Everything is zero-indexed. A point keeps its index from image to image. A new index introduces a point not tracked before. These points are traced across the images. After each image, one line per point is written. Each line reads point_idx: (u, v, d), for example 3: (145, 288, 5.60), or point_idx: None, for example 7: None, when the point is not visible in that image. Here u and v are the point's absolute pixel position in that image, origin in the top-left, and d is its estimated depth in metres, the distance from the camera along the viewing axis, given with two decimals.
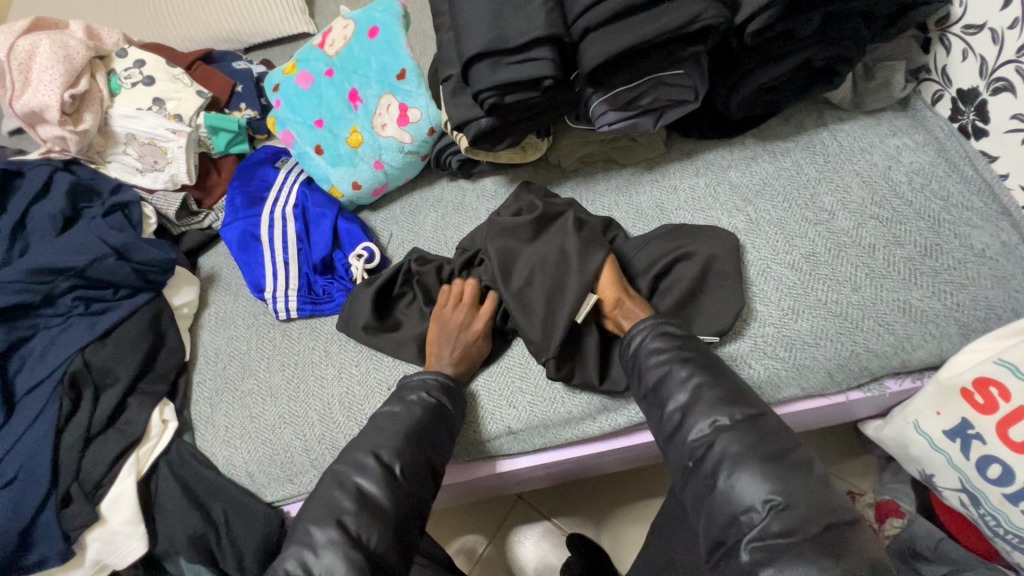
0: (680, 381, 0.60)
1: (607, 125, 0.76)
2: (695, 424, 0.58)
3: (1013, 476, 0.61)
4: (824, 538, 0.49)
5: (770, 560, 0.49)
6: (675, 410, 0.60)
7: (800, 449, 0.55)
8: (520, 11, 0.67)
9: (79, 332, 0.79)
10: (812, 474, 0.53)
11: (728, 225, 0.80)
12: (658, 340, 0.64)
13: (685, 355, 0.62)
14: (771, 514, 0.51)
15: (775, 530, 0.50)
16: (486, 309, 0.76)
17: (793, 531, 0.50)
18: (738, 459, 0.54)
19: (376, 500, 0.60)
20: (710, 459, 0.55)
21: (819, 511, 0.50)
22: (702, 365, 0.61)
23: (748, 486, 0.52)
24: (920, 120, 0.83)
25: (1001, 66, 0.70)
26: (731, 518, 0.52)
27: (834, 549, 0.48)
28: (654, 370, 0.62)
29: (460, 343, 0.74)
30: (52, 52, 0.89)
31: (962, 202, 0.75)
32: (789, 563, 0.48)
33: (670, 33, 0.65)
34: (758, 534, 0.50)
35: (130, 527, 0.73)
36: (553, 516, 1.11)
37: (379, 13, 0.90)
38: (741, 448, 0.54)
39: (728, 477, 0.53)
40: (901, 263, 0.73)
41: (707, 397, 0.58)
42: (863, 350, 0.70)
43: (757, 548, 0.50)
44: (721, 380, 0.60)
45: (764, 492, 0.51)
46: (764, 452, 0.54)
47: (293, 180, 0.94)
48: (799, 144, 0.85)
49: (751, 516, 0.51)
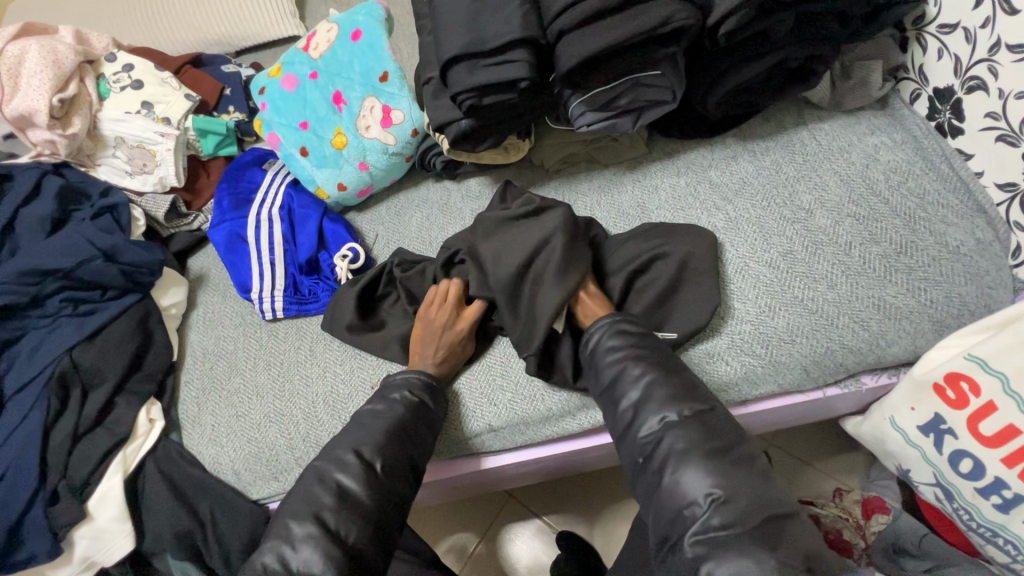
0: (633, 379, 0.61)
1: (586, 126, 0.77)
2: (646, 420, 0.59)
3: (984, 470, 0.62)
4: (762, 530, 0.50)
5: (710, 554, 0.50)
6: (628, 407, 0.60)
7: (744, 444, 0.56)
8: (496, 14, 0.68)
9: (67, 332, 0.80)
10: (753, 468, 0.54)
11: (708, 224, 0.81)
12: (614, 338, 0.65)
13: (640, 352, 0.63)
14: (713, 508, 0.51)
15: (715, 524, 0.51)
16: (472, 312, 0.76)
17: (731, 525, 0.50)
18: (683, 455, 0.55)
19: (355, 495, 0.61)
20: (657, 456, 0.56)
21: (760, 503, 0.51)
22: (656, 362, 0.62)
23: (691, 481, 0.53)
24: (899, 119, 0.84)
25: (974, 65, 0.70)
26: (675, 513, 0.53)
27: (771, 541, 0.49)
28: (610, 368, 0.63)
29: (443, 343, 0.75)
30: (41, 57, 0.91)
31: (938, 200, 0.76)
32: (728, 557, 0.49)
33: (644, 34, 0.66)
34: (700, 528, 0.51)
35: (117, 525, 0.74)
36: (543, 514, 1.12)
37: (362, 16, 0.91)
38: (686, 445, 0.55)
39: (673, 473, 0.55)
40: (877, 261, 0.73)
41: (658, 394, 0.59)
42: (838, 347, 0.71)
43: (699, 543, 0.51)
44: (672, 377, 0.60)
45: (706, 486, 0.53)
46: (708, 447, 0.55)
47: (279, 182, 0.95)
48: (779, 143, 0.86)
49: (694, 510, 0.52)
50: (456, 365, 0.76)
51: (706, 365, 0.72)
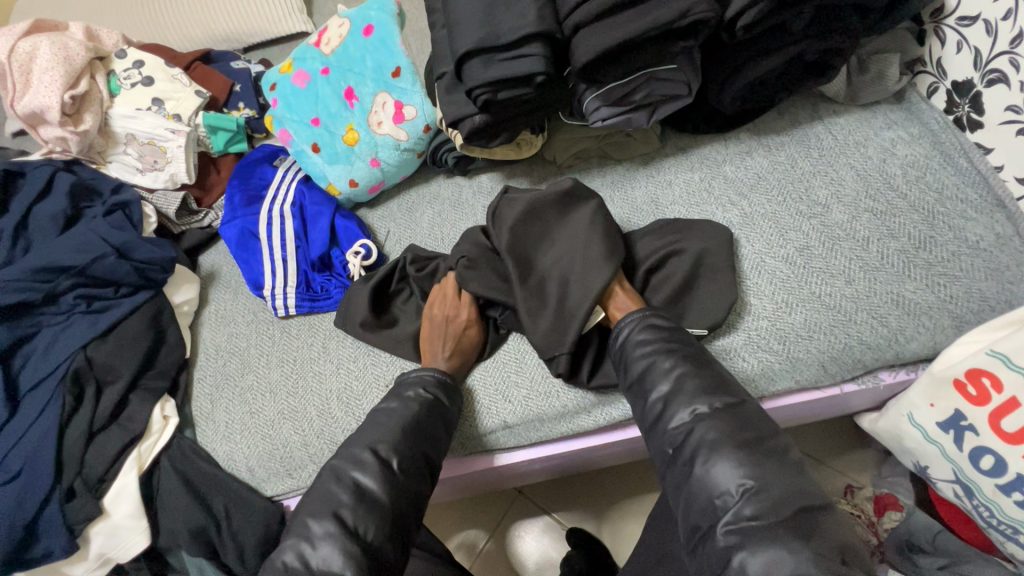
0: (663, 372, 0.61)
1: (600, 121, 0.77)
2: (676, 412, 0.58)
3: (1006, 466, 0.61)
4: (796, 522, 0.49)
5: (742, 544, 0.49)
6: (657, 400, 0.60)
7: (778, 437, 0.55)
8: (511, 8, 0.67)
9: (81, 330, 0.80)
10: (786, 461, 0.53)
11: (723, 220, 0.80)
12: (644, 332, 0.65)
13: (670, 346, 0.63)
14: (745, 498, 0.51)
15: (748, 514, 0.50)
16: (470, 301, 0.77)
17: (764, 515, 0.50)
18: (714, 446, 0.54)
19: (372, 492, 0.61)
20: (688, 446, 0.56)
21: (794, 493, 0.51)
22: (687, 356, 0.62)
23: (723, 472, 0.53)
24: (915, 113, 0.83)
25: (994, 58, 0.69)
26: (708, 502, 0.53)
27: (805, 532, 0.48)
28: (640, 361, 0.63)
29: (450, 334, 0.75)
30: (52, 54, 0.90)
31: (957, 194, 0.75)
32: (761, 545, 0.48)
33: (660, 28, 0.65)
34: (732, 518, 0.51)
35: (132, 521, 0.74)
36: (553, 511, 1.12)
37: (374, 11, 0.90)
38: (718, 435, 0.55)
39: (704, 464, 0.54)
40: (895, 256, 0.73)
41: (689, 387, 0.59)
42: (856, 343, 0.70)
43: (732, 532, 0.50)
44: (703, 370, 0.60)
45: (738, 476, 0.52)
46: (740, 439, 0.54)
47: (291, 179, 0.95)
48: (793, 137, 0.85)
49: (726, 500, 0.52)
50: (468, 359, 0.77)
51: (722, 361, 0.72)
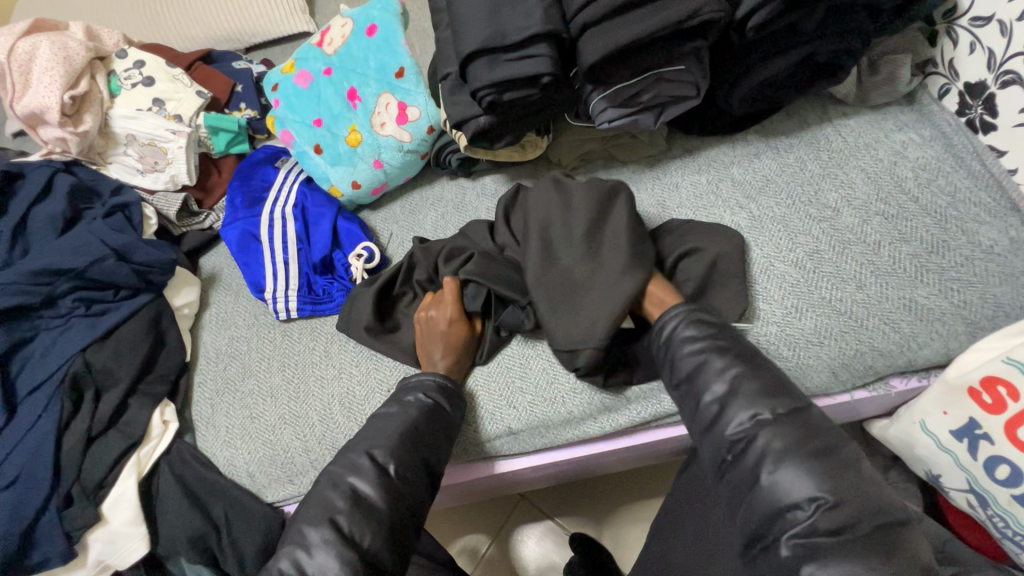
0: (717, 371, 0.58)
1: (606, 123, 0.75)
2: (734, 416, 0.55)
3: (1023, 477, 0.60)
4: (875, 539, 0.47)
5: (810, 558, 0.48)
6: (712, 402, 0.57)
7: (846, 446, 0.52)
8: (517, 8, 0.66)
9: (79, 333, 0.79)
10: (862, 473, 0.50)
11: (731, 223, 0.79)
12: (692, 328, 0.62)
13: (721, 344, 0.60)
14: (818, 513, 0.49)
15: (823, 529, 0.48)
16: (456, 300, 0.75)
17: (840, 531, 0.48)
18: (781, 455, 0.52)
19: (370, 500, 0.60)
20: (752, 453, 0.53)
21: (871, 509, 0.48)
22: (740, 356, 0.59)
23: (794, 482, 0.50)
24: (926, 115, 0.82)
25: (1009, 59, 0.68)
26: (775, 514, 0.50)
27: (883, 550, 0.47)
28: (689, 360, 0.60)
29: (440, 336, 0.74)
30: (52, 54, 0.89)
31: (970, 198, 0.74)
32: (833, 561, 0.47)
33: (669, 28, 0.64)
34: (804, 531, 0.49)
35: (131, 528, 0.73)
36: (556, 516, 1.10)
37: (377, 11, 0.89)
38: (788, 444, 0.52)
39: (772, 473, 0.51)
40: (907, 260, 0.72)
41: (747, 389, 0.56)
42: (868, 349, 0.69)
43: (800, 545, 0.49)
44: (759, 370, 0.58)
45: (812, 489, 0.50)
46: (810, 449, 0.51)
47: (292, 180, 0.94)
48: (802, 139, 0.84)
49: (797, 513, 0.50)
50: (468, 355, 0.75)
51: None
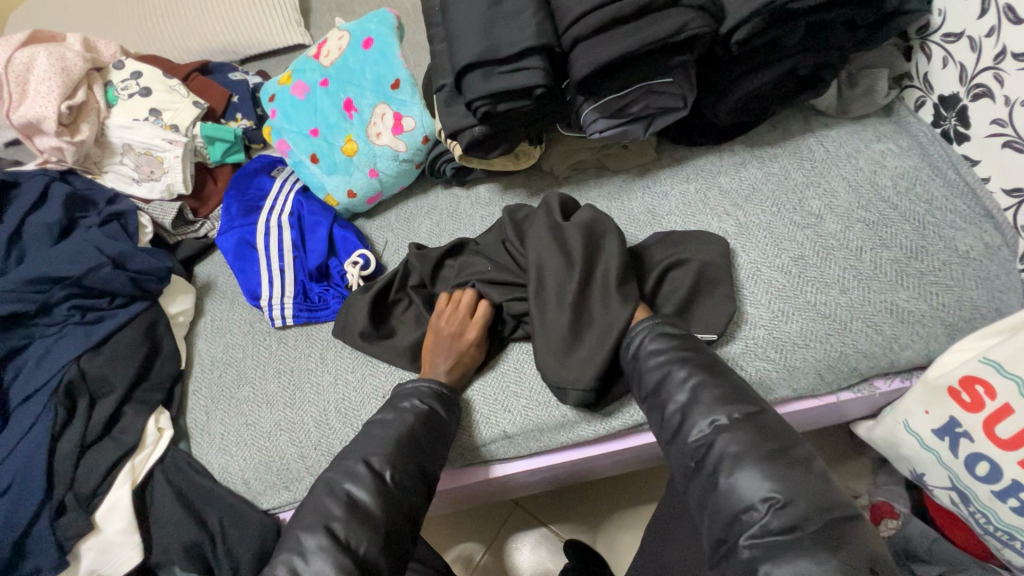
0: (679, 382, 0.60)
1: (597, 133, 0.77)
2: (695, 424, 0.57)
3: (1001, 473, 0.62)
4: (825, 534, 0.48)
5: (766, 556, 0.48)
6: (675, 411, 0.60)
7: (799, 447, 0.54)
8: (511, 22, 0.68)
9: (74, 341, 0.79)
10: (810, 471, 0.52)
11: (719, 230, 0.82)
12: (657, 341, 0.65)
13: (683, 354, 0.62)
14: (772, 511, 0.50)
15: (776, 527, 0.49)
16: (478, 320, 0.76)
17: (792, 528, 0.49)
18: (737, 458, 0.53)
19: (366, 506, 0.60)
20: (710, 459, 0.55)
21: (823, 507, 0.50)
22: (701, 365, 0.61)
23: (749, 483, 0.52)
24: (903, 126, 0.85)
25: (980, 73, 0.72)
26: (732, 517, 0.52)
27: (832, 542, 0.47)
28: (654, 372, 0.63)
29: (454, 351, 0.74)
30: (49, 65, 0.90)
31: (946, 206, 0.77)
32: (785, 559, 0.48)
33: (658, 42, 0.66)
34: (758, 531, 0.50)
35: (124, 537, 0.72)
36: (551, 523, 1.11)
37: (373, 25, 0.92)
38: (741, 447, 0.54)
39: (729, 476, 0.53)
40: (888, 265, 0.74)
41: (706, 397, 0.58)
42: (852, 351, 0.71)
43: (756, 545, 0.49)
44: (719, 379, 0.60)
45: (765, 490, 0.51)
46: (765, 450, 0.53)
47: (289, 190, 0.95)
48: (786, 149, 0.87)
49: (752, 514, 0.51)
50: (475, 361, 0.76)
51: None
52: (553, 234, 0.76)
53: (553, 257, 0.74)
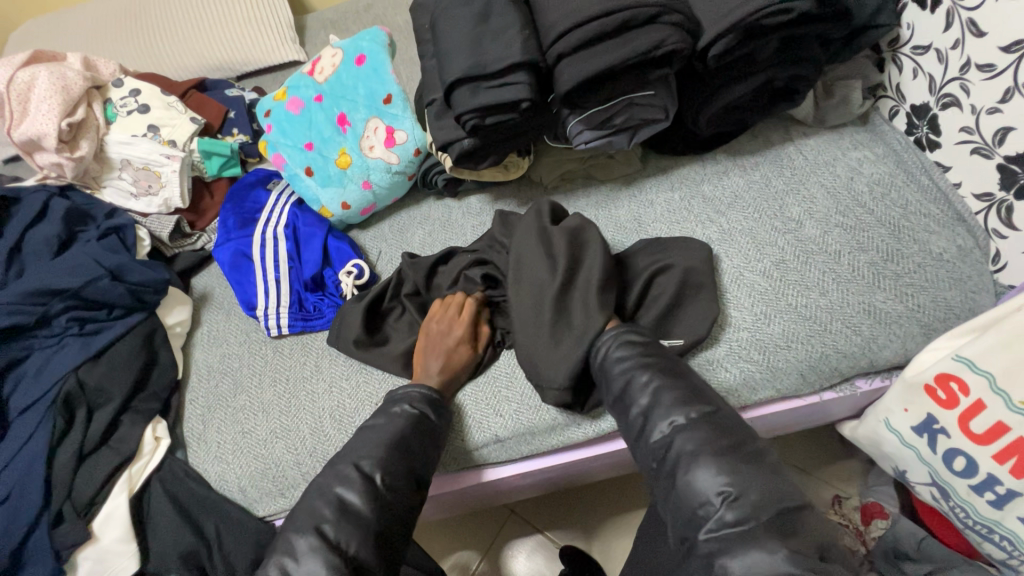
0: (641, 386, 0.62)
1: (583, 144, 0.80)
2: (656, 425, 0.60)
3: (977, 467, 0.64)
4: (775, 523, 0.50)
5: (722, 550, 0.50)
6: (638, 414, 0.61)
7: (754, 442, 0.57)
8: (497, 39, 0.71)
9: (73, 352, 0.80)
10: (761, 464, 0.54)
11: (702, 236, 0.84)
12: (622, 349, 0.67)
13: (647, 360, 0.65)
14: (725, 504, 0.52)
15: (729, 520, 0.51)
16: (466, 316, 0.78)
17: (744, 520, 0.51)
18: (694, 455, 0.55)
19: (359, 506, 0.61)
20: (670, 459, 0.57)
21: (773, 496, 0.52)
22: (663, 369, 0.63)
23: (704, 479, 0.54)
24: (879, 134, 0.88)
25: (947, 83, 0.75)
26: (690, 513, 0.53)
27: (782, 531, 0.50)
28: (619, 378, 0.65)
29: (443, 349, 0.76)
30: (50, 83, 0.93)
31: (920, 210, 0.80)
32: (740, 551, 0.49)
33: (638, 57, 0.69)
34: (714, 526, 0.52)
35: (122, 545, 0.73)
36: (546, 529, 1.12)
37: (366, 42, 0.95)
38: (697, 445, 0.56)
39: (685, 474, 0.55)
40: (865, 268, 0.77)
41: (666, 399, 0.60)
42: (833, 352, 0.73)
43: (713, 538, 0.51)
44: (679, 382, 0.62)
45: (718, 484, 0.53)
46: (718, 446, 0.55)
47: (284, 203, 0.97)
48: (767, 158, 0.90)
49: (708, 509, 0.53)
50: (468, 364, 0.77)
51: (705, 372, 0.74)
52: (540, 241, 0.78)
53: (540, 264, 0.76)
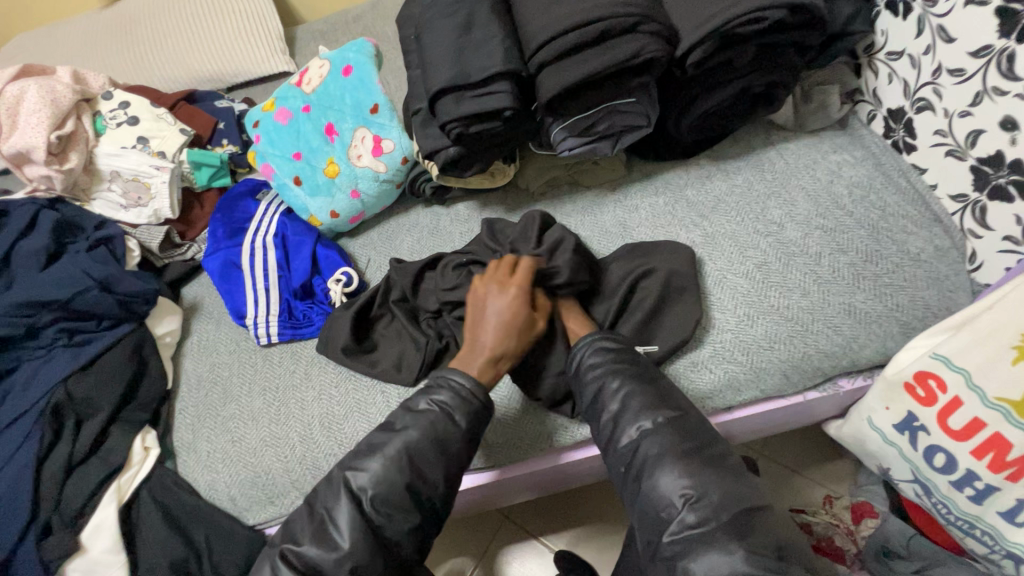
0: (612, 392, 0.63)
1: (567, 150, 0.81)
2: (625, 429, 0.61)
3: (956, 463, 0.65)
4: (734, 524, 0.53)
5: (685, 552, 0.53)
6: (608, 419, 0.62)
7: (716, 445, 0.59)
8: (480, 50, 0.73)
9: (62, 363, 0.81)
10: (723, 467, 0.57)
11: (686, 239, 0.85)
12: (596, 355, 0.66)
13: (619, 365, 0.65)
14: (686, 507, 0.55)
15: (691, 521, 0.54)
16: (514, 279, 0.72)
17: (705, 521, 0.54)
18: (658, 459, 0.58)
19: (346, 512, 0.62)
20: (637, 462, 0.59)
21: (736, 499, 0.55)
22: (633, 374, 0.64)
23: (667, 483, 0.57)
24: (857, 138, 0.90)
25: (920, 88, 0.77)
26: (655, 516, 0.57)
27: (741, 531, 0.53)
28: (591, 385, 0.65)
29: (490, 313, 0.71)
30: (40, 96, 0.94)
31: (899, 212, 0.81)
32: (700, 552, 0.53)
33: (617, 65, 0.71)
34: (676, 528, 0.55)
35: (110, 556, 0.73)
36: (540, 535, 1.12)
37: (352, 53, 0.96)
38: (661, 449, 0.58)
39: (650, 478, 0.58)
40: (846, 269, 0.78)
41: (635, 405, 0.62)
42: (814, 352, 0.75)
43: (676, 541, 0.54)
44: (648, 387, 0.63)
45: (680, 487, 0.56)
46: (681, 449, 0.58)
47: (273, 212, 0.98)
48: (749, 162, 0.91)
49: (671, 511, 0.56)
50: (524, 347, 0.70)
51: (690, 374, 0.75)
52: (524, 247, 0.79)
53: None
